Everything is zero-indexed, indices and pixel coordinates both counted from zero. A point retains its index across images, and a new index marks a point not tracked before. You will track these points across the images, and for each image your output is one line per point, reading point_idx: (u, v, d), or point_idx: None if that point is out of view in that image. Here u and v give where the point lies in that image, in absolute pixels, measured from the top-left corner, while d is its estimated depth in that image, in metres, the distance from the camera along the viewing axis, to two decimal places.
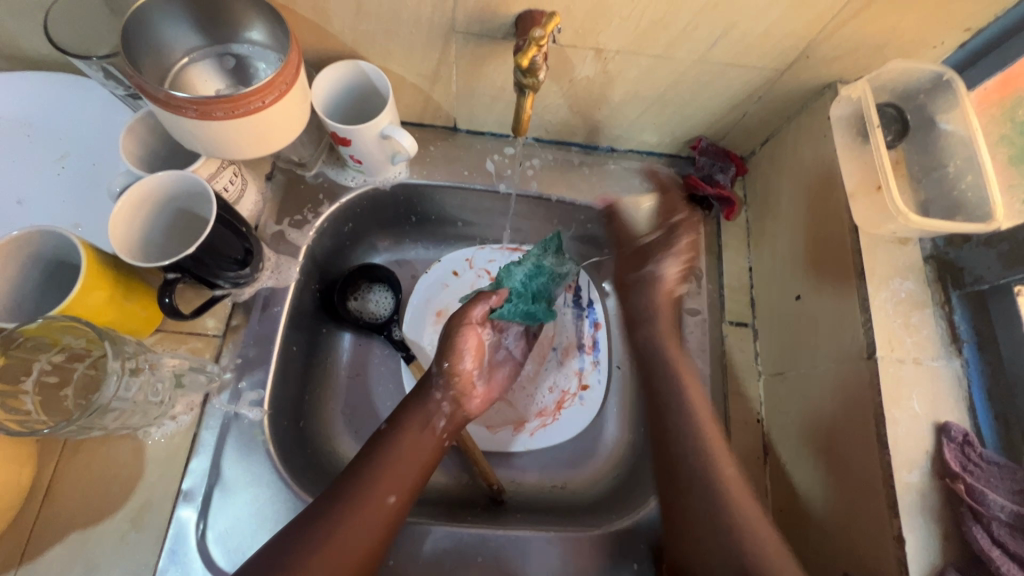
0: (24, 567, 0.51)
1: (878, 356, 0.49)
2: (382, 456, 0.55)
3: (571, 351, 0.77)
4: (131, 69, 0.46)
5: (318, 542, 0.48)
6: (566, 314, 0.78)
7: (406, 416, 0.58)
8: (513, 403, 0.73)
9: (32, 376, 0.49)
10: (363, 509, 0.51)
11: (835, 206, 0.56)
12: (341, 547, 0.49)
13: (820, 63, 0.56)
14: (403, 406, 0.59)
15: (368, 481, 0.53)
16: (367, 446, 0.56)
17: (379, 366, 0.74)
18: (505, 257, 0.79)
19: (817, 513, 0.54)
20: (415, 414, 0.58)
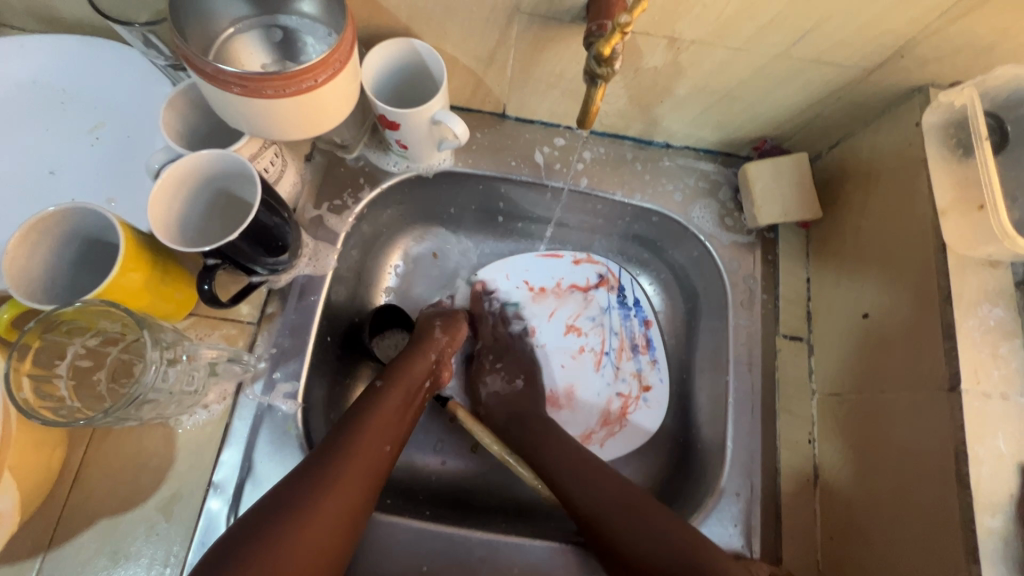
0: (53, 551, 0.50)
1: (962, 389, 0.46)
2: (378, 405, 0.56)
3: (622, 349, 0.75)
4: (177, 38, 0.43)
5: (326, 483, 0.47)
6: (612, 313, 0.76)
7: (394, 372, 0.61)
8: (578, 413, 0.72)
9: (66, 360, 0.47)
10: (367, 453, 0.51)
11: (917, 221, 0.52)
12: (349, 489, 0.48)
13: (915, 64, 0.52)
14: (394, 365, 0.61)
15: (371, 429, 0.53)
16: (366, 397, 0.57)
17: None
18: (544, 263, 0.77)
19: (877, 544, 0.51)
20: (404, 371, 0.61)
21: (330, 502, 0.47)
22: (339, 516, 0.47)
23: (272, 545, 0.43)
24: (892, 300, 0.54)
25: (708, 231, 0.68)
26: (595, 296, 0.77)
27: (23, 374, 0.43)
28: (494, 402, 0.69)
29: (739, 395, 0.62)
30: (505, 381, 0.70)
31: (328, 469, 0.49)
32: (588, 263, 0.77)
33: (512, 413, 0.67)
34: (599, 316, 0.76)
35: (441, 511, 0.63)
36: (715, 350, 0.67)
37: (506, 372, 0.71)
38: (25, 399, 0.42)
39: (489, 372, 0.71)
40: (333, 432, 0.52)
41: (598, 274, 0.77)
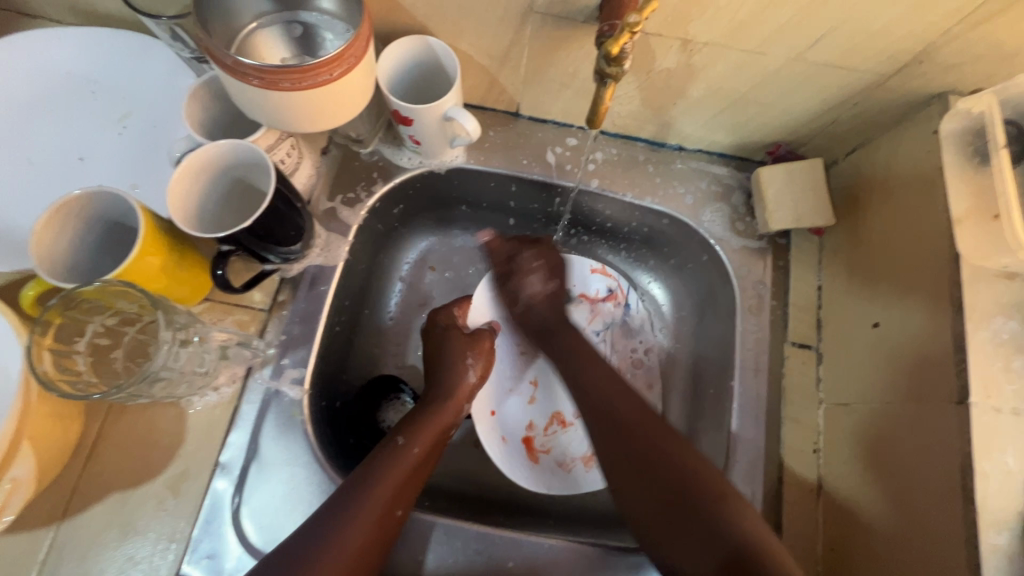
0: (66, 521, 0.52)
1: (971, 402, 0.45)
2: (394, 466, 0.53)
3: (624, 339, 0.73)
4: (200, 32, 0.45)
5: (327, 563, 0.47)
6: (619, 327, 0.74)
7: (418, 428, 0.58)
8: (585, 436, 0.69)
9: (85, 338, 0.49)
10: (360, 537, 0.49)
11: (930, 230, 0.51)
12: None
13: (933, 70, 0.51)
14: (418, 418, 0.59)
15: (381, 499, 0.51)
16: (380, 457, 0.54)
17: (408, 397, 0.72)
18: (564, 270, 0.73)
19: (878, 558, 0.50)
20: (425, 430, 0.58)
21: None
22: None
23: None
24: (903, 310, 0.53)
25: (718, 236, 0.68)
26: (603, 307, 0.73)
27: (45, 348, 0.45)
28: (533, 311, 0.68)
29: (744, 401, 0.62)
30: (544, 281, 0.68)
31: (317, 553, 0.47)
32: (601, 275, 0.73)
33: (547, 319, 0.67)
34: (603, 330, 0.73)
35: (441, 503, 0.64)
36: (722, 355, 0.67)
37: (546, 271, 0.68)
38: (45, 371, 0.44)
39: (526, 277, 0.67)
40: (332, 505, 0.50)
41: (608, 287, 0.73)
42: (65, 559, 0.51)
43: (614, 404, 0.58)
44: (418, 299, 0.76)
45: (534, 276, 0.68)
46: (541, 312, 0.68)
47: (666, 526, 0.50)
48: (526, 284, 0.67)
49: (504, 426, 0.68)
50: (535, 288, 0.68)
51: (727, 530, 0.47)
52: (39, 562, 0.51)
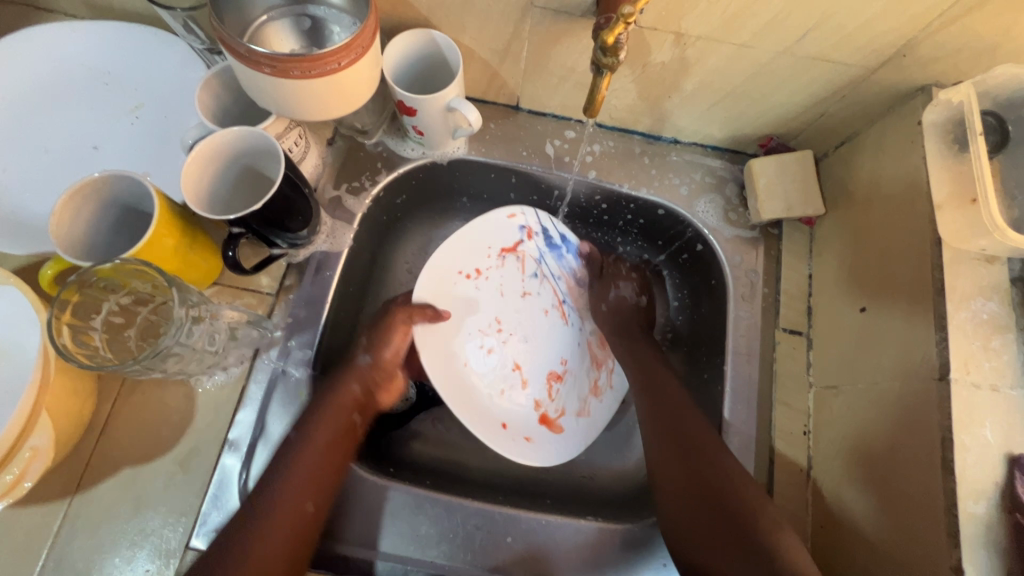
0: (80, 495, 0.53)
1: (951, 378, 0.47)
2: (294, 462, 0.54)
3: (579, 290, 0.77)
4: (216, 22, 0.47)
5: (242, 557, 0.49)
6: (548, 261, 0.75)
7: (313, 418, 0.57)
8: (579, 375, 0.73)
9: (101, 315, 0.51)
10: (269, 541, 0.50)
11: (913, 216, 0.53)
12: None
13: (916, 63, 0.53)
14: (303, 407, 0.58)
15: (286, 496, 0.53)
16: (276, 455, 0.55)
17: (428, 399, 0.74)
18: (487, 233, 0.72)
19: (864, 532, 0.52)
20: (320, 418, 0.57)
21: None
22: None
23: None
24: (888, 295, 0.55)
25: (712, 225, 0.70)
26: (526, 251, 0.74)
27: (64, 323, 0.47)
28: (613, 305, 0.74)
29: (736, 384, 0.64)
30: (635, 291, 0.75)
31: (240, 544, 0.49)
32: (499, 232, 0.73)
33: (619, 322, 0.73)
34: (540, 270, 0.75)
35: (442, 481, 0.66)
36: (715, 341, 0.69)
37: (637, 284, 0.76)
38: (65, 345, 0.46)
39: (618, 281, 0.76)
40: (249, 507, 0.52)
41: (522, 231, 0.74)
42: (78, 532, 0.53)
43: (680, 418, 0.60)
44: None
45: (627, 281, 0.76)
46: (614, 313, 0.74)
47: (711, 534, 0.53)
48: (619, 288, 0.75)
49: (504, 416, 0.69)
50: (627, 294, 0.75)
51: (766, 546, 0.50)
52: (53, 534, 0.52)
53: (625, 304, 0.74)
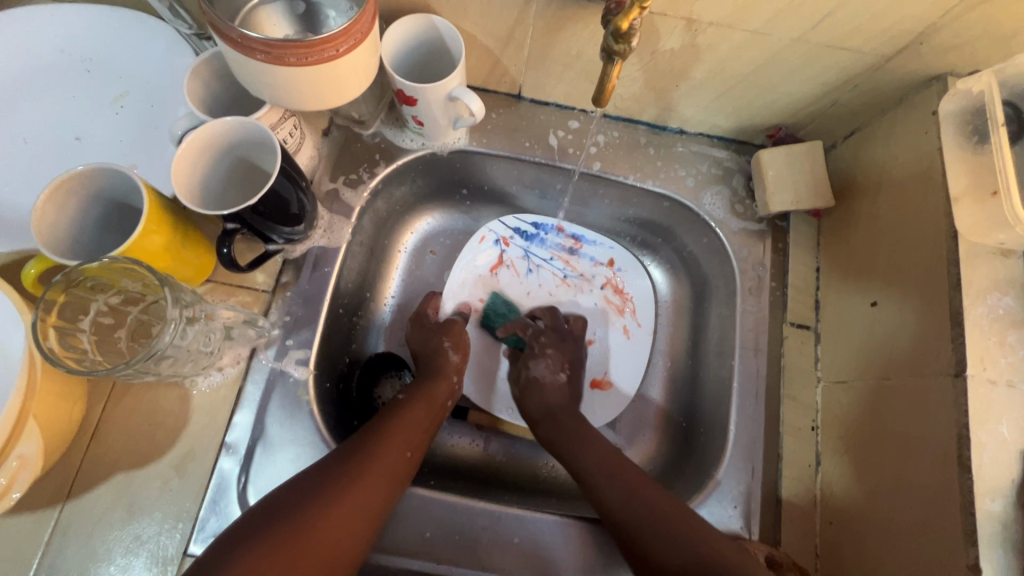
0: (71, 502, 0.51)
1: (967, 375, 0.46)
2: (400, 415, 0.58)
3: (572, 260, 0.78)
4: (205, 4, 0.44)
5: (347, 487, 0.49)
6: (534, 253, 0.78)
7: (422, 389, 0.62)
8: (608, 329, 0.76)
9: (89, 316, 0.49)
10: (374, 473, 0.51)
11: (928, 209, 0.52)
12: (356, 503, 0.49)
13: (933, 52, 0.51)
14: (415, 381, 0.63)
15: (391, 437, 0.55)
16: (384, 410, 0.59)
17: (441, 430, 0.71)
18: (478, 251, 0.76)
19: (876, 529, 0.51)
20: (429, 391, 0.62)
21: (330, 523, 0.47)
22: (339, 535, 0.47)
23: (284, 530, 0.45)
24: (901, 290, 0.54)
25: (719, 218, 0.68)
26: (513, 248, 0.77)
27: (50, 325, 0.45)
28: (535, 394, 0.67)
29: (744, 380, 0.63)
30: (554, 370, 0.68)
31: (342, 476, 0.50)
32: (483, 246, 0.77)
33: (547, 406, 0.66)
34: (530, 264, 0.78)
35: (446, 483, 0.65)
36: (722, 335, 0.68)
37: (557, 361, 0.68)
38: (51, 348, 0.44)
39: (530, 360, 0.69)
40: (354, 441, 0.54)
41: (495, 241, 0.77)
42: (71, 538, 0.51)
43: (614, 464, 0.58)
44: (421, 281, 0.77)
45: (540, 362, 0.68)
46: (536, 399, 0.67)
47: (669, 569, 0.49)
48: (534, 368, 0.68)
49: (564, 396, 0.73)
50: (544, 372, 0.68)
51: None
52: (44, 542, 0.50)
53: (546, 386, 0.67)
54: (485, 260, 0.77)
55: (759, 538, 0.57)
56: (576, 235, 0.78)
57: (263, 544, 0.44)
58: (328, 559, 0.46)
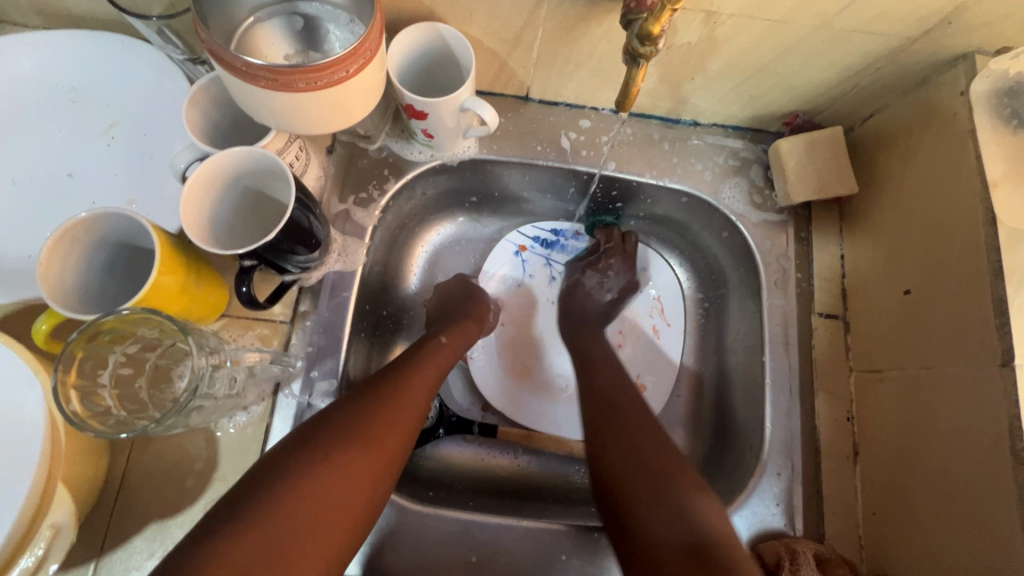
0: (105, 557, 0.50)
1: (1015, 364, 0.45)
2: (434, 355, 0.59)
3: None
4: (201, 29, 0.41)
5: (388, 416, 0.50)
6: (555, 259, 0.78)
7: (457, 331, 0.63)
8: (639, 326, 0.76)
9: (108, 368, 0.46)
10: (416, 399, 0.53)
11: (963, 193, 0.51)
12: (404, 425, 0.51)
13: (962, 31, 0.50)
14: (447, 323, 0.64)
15: (424, 376, 0.56)
16: (421, 348, 0.59)
17: (481, 452, 0.70)
18: (505, 257, 0.76)
19: (924, 519, 0.51)
20: (463, 332, 0.64)
21: (385, 440, 0.49)
22: (393, 451, 0.49)
23: (327, 449, 0.45)
24: (936, 276, 0.53)
25: (739, 211, 0.67)
26: (534, 253, 0.77)
27: (71, 386, 0.42)
28: (573, 299, 0.73)
29: (776, 374, 0.62)
30: (603, 288, 0.73)
31: (384, 406, 0.50)
32: (506, 257, 0.76)
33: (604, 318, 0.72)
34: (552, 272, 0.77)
35: (485, 500, 0.64)
36: (750, 329, 0.67)
37: (623, 282, 0.74)
38: (75, 411, 0.41)
39: (587, 270, 0.74)
40: (391, 370, 0.55)
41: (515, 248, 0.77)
42: None
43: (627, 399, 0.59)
44: None
45: (597, 274, 0.73)
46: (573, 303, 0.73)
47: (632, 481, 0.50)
48: (586, 276, 0.74)
49: None
50: (590, 285, 0.73)
51: (698, 522, 0.46)
52: None
53: (580, 293, 0.73)
54: (511, 271, 0.77)
55: (804, 534, 0.57)
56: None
57: (328, 459, 0.44)
58: (385, 473, 0.48)
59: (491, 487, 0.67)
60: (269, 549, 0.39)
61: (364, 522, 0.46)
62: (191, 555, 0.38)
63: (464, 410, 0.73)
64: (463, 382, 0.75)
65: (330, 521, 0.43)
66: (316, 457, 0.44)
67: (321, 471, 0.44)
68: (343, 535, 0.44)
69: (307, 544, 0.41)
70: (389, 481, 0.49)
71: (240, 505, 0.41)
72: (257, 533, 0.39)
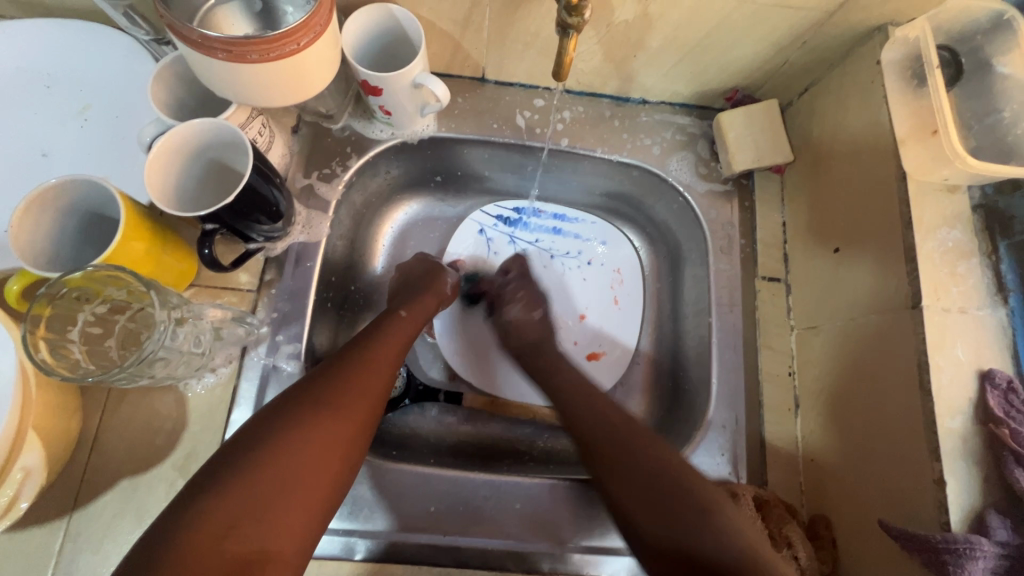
0: (78, 511, 0.52)
1: (923, 305, 0.49)
2: (395, 328, 0.61)
3: (558, 241, 0.80)
4: (160, 6, 0.44)
5: (353, 383, 0.52)
6: (519, 235, 0.80)
7: (417, 305, 0.65)
8: (599, 298, 0.79)
9: (77, 327, 0.49)
10: (384, 367, 0.56)
11: (880, 154, 0.55)
12: (371, 389, 0.53)
13: (873, 4, 0.54)
14: (409, 298, 0.66)
15: (386, 346, 0.58)
16: (383, 322, 0.61)
17: (447, 421, 0.73)
18: (472, 238, 0.79)
19: (852, 458, 0.55)
20: (424, 305, 0.66)
21: (356, 403, 0.51)
22: (364, 413, 0.51)
23: (294, 419, 0.47)
24: (860, 232, 0.57)
25: (686, 182, 0.71)
26: (498, 232, 0.80)
27: (39, 338, 0.45)
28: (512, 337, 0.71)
29: (722, 334, 0.66)
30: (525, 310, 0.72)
31: (347, 373, 0.52)
32: (471, 237, 0.79)
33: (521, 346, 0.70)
34: (517, 247, 0.80)
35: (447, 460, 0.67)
36: (699, 294, 0.71)
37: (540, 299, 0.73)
38: (43, 359, 0.44)
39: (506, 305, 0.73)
40: (358, 341, 0.57)
41: (479, 227, 0.79)
42: (82, 546, 0.52)
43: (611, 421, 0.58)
44: None
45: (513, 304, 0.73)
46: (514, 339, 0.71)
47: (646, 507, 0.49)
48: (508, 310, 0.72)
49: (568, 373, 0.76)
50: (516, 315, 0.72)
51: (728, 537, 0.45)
52: (56, 553, 0.51)
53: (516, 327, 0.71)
54: (474, 252, 0.79)
55: (747, 481, 0.60)
56: (556, 216, 0.81)
57: (297, 427, 0.46)
58: (359, 435, 0.50)
59: (455, 452, 0.70)
60: (251, 504, 0.42)
61: (342, 485, 0.48)
62: (180, 514, 0.40)
63: (431, 378, 0.76)
64: (430, 352, 0.77)
65: (306, 486, 0.45)
66: (289, 421, 0.46)
67: (292, 439, 0.45)
68: (322, 499, 0.46)
69: (288, 500, 0.43)
70: (363, 443, 0.51)
71: (216, 476, 0.43)
72: (235, 500, 0.41)
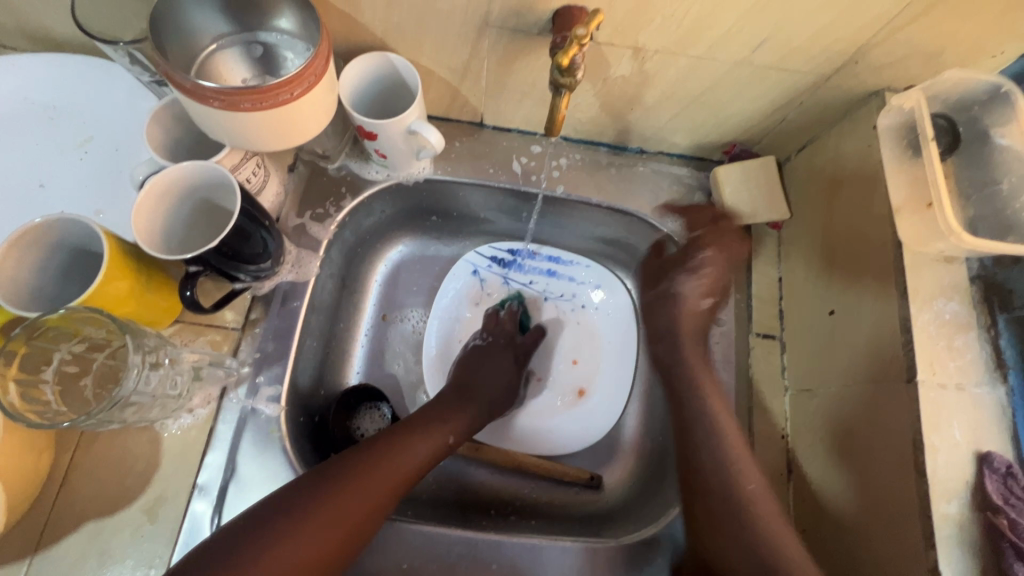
0: (40, 553, 0.51)
1: (918, 380, 0.48)
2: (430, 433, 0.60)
3: (551, 284, 0.80)
4: (157, 56, 0.45)
5: (357, 489, 0.51)
6: (512, 278, 0.80)
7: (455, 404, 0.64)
8: (592, 342, 0.78)
9: (53, 366, 0.49)
10: (399, 472, 0.55)
11: (876, 221, 0.54)
12: (374, 500, 0.52)
13: (870, 70, 0.54)
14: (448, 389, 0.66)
15: (410, 447, 0.57)
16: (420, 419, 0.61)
17: (429, 465, 0.71)
18: (464, 278, 0.78)
19: (845, 534, 0.52)
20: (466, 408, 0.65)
21: (354, 511, 0.50)
22: (358, 521, 0.50)
23: (287, 521, 0.47)
24: (855, 296, 0.56)
25: (682, 234, 0.70)
26: (492, 274, 0.79)
27: (10, 379, 0.45)
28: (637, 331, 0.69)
29: (714, 391, 0.64)
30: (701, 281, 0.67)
31: (357, 479, 0.52)
32: (464, 278, 0.78)
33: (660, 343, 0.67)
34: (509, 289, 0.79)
35: (424, 511, 0.65)
36: None
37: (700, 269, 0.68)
38: (10, 403, 0.45)
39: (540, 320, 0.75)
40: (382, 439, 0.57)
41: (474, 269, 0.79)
42: None
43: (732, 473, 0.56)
44: (395, 309, 0.78)
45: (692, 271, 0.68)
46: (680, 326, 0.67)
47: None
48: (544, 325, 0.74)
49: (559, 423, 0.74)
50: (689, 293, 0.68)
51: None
52: None
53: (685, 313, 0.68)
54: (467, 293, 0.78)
55: None
56: (551, 258, 0.80)
57: (285, 530, 0.47)
58: (348, 546, 0.50)
59: (435, 500, 0.68)
60: None
61: None
62: None
63: None
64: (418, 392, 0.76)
65: None
66: (281, 520, 0.47)
67: (276, 542, 0.46)
68: None
69: None
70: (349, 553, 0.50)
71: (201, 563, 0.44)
72: None
